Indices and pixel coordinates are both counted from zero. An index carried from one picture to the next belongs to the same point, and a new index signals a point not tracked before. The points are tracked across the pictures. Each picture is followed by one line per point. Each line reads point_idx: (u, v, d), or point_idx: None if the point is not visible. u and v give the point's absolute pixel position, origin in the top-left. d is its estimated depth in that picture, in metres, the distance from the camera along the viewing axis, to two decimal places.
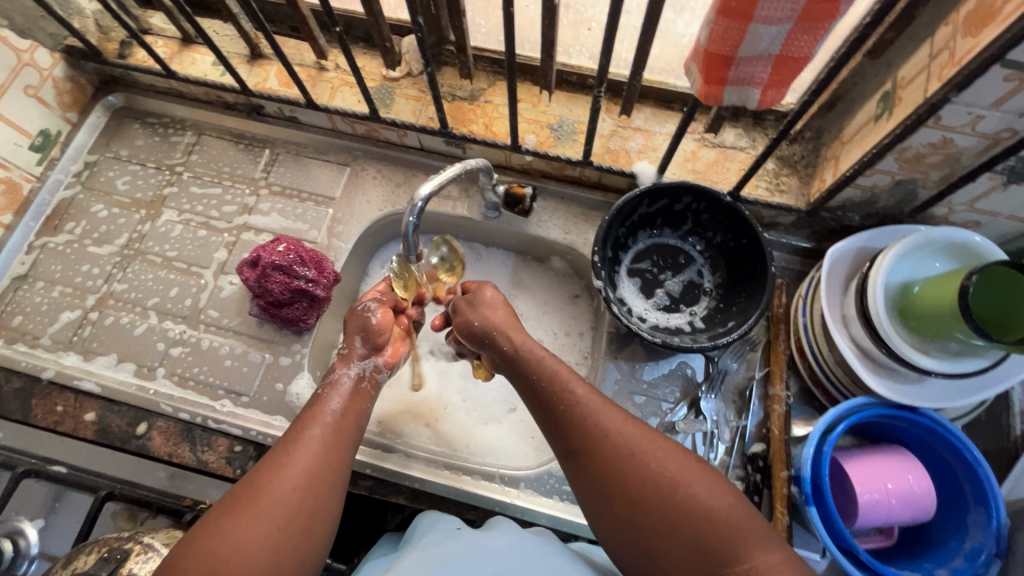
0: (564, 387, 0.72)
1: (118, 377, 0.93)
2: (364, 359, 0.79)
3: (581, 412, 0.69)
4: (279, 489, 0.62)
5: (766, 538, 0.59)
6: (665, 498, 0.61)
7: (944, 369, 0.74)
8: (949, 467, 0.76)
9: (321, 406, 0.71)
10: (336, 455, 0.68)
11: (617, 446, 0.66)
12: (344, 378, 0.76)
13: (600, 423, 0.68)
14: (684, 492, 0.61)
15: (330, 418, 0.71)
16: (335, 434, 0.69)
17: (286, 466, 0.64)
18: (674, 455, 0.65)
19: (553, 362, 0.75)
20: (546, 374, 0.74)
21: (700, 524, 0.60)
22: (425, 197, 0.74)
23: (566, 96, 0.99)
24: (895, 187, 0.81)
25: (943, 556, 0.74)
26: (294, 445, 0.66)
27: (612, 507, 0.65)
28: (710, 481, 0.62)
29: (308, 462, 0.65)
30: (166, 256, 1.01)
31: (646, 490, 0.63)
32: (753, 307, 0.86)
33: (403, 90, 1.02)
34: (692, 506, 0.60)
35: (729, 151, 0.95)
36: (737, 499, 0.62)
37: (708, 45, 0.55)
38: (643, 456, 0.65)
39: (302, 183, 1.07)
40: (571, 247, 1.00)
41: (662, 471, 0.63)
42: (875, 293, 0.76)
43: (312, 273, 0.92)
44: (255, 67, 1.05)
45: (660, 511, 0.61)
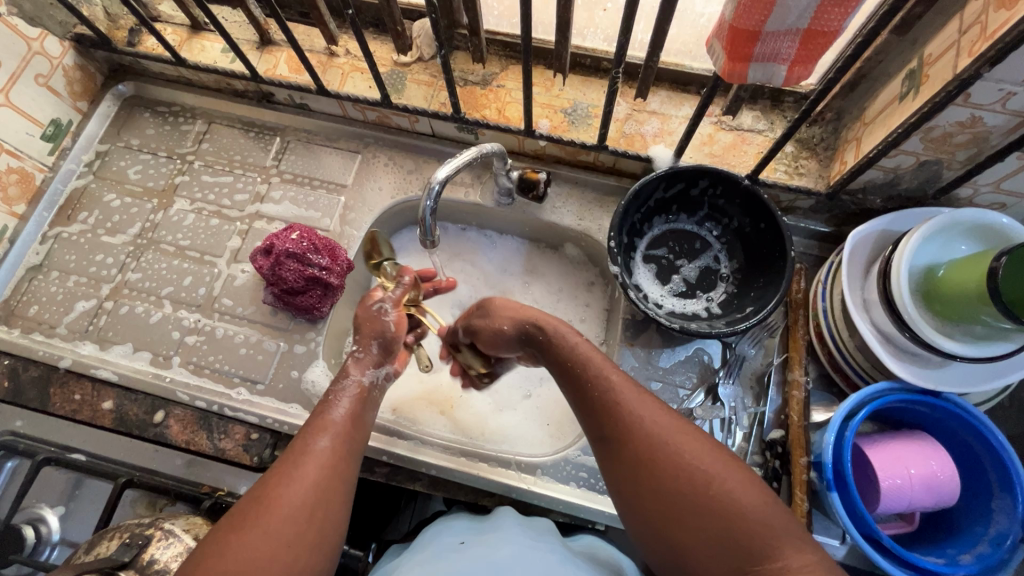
0: (597, 375, 0.69)
1: (135, 366, 0.93)
2: (377, 366, 0.78)
3: (614, 400, 0.67)
4: (286, 499, 0.61)
5: (801, 540, 0.57)
6: (695, 493, 0.60)
7: (970, 353, 0.72)
8: (973, 452, 0.75)
9: (327, 413, 0.70)
10: (344, 464, 0.67)
11: (649, 437, 0.64)
12: (354, 384, 0.75)
13: (633, 414, 0.66)
14: (715, 487, 0.60)
15: (338, 425, 0.70)
16: (343, 442, 0.69)
17: (292, 474, 0.63)
18: (708, 449, 0.63)
19: (586, 351, 0.72)
20: (577, 361, 0.71)
21: (729, 520, 0.58)
22: (441, 180, 0.74)
23: (580, 79, 0.98)
24: (919, 168, 0.79)
25: (967, 542, 0.73)
26: (303, 451, 0.66)
27: (640, 500, 0.63)
28: (743, 477, 0.60)
29: (316, 471, 0.64)
30: (179, 245, 1.01)
31: (676, 482, 0.61)
32: (771, 291, 0.85)
33: (414, 75, 1.01)
34: (723, 503, 0.59)
35: (746, 134, 0.94)
36: (769, 497, 0.59)
37: (733, 20, 0.54)
38: (676, 448, 0.63)
39: (313, 170, 1.06)
40: (586, 234, 0.99)
41: (694, 466, 0.61)
42: (899, 277, 0.75)
43: (326, 261, 0.92)
44: (265, 53, 1.04)
45: (690, 506, 0.60)
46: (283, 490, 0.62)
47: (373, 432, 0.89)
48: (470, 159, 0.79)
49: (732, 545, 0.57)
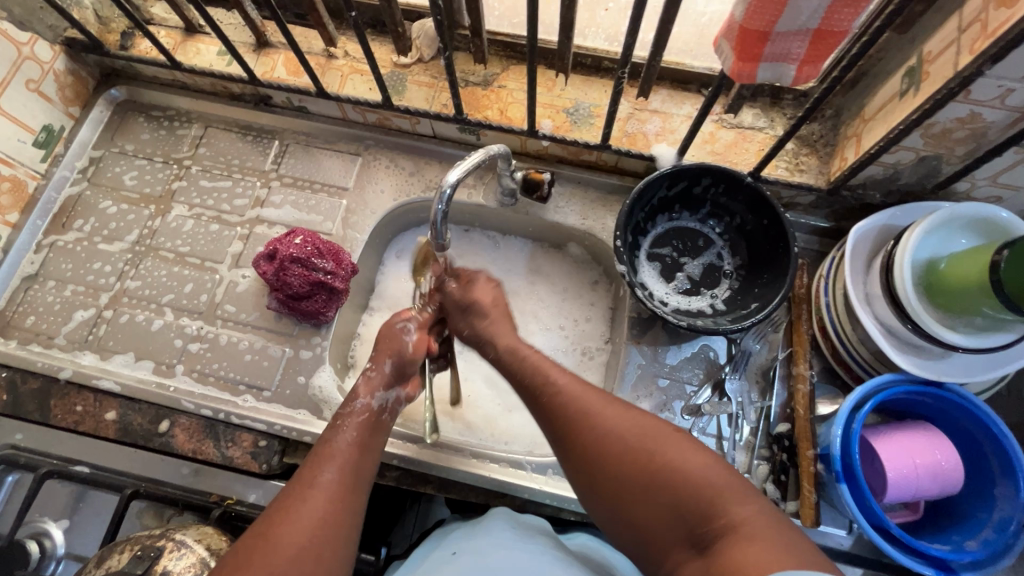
0: (543, 380, 0.72)
1: (137, 375, 0.91)
2: (386, 390, 0.75)
3: (560, 398, 0.69)
4: (289, 534, 0.58)
5: (746, 494, 0.56)
6: (638, 469, 0.61)
7: (972, 345, 0.74)
8: (975, 441, 0.77)
9: (333, 442, 0.68)
10: (351, 498, 0.64)
11: (595, 429, 0.65)
12: (363, 407, 0.72)
13: (578, 407, 0.68)
14: (655, 457, 0.60)
15: (344, 455, 0.67)
16: (350, 475, 0.66)
17: (299, 505, 0.60)
18: (649, 423, 0.64)
19: (538, 357, 0.75)
20: (526, 374, 0.74)
21: (674, 485, 0.58)
22: (453, 183, 0.73)
23: (581, 79, 0.98)
24: (918, 163, 0.80)
25: (971, 528, 0.75)
26: (306, 480, 0.63)
27: (599, 490, 0.64)
28: (682, 445, 0.61)
29: (321, 506, 0.61)
30: (179, 251, 1.00)
31: (622, 462, 0.62)
32: (776, 287, 0.86)
33: (414, 76, 1.00)
34: (666, 472, 0.59)
35: (747, 132, 0.95)
36: (709, 457, 0.59)
37: (743, 20, 0.55)
38: (617, 431, 0.64)
39: (313, 174, 1.05)
40: (590, 233, 1.00)
41: (634, 444, 0.62)
42: (902, 271, 0.76)
43: (330, 266, 0.91)
44: (262, 56, 1.03)
45: (636, 484, 0.60)
46: (286, 525, 0.59)
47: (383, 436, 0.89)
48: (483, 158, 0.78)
49: (682, 515, 0.57)
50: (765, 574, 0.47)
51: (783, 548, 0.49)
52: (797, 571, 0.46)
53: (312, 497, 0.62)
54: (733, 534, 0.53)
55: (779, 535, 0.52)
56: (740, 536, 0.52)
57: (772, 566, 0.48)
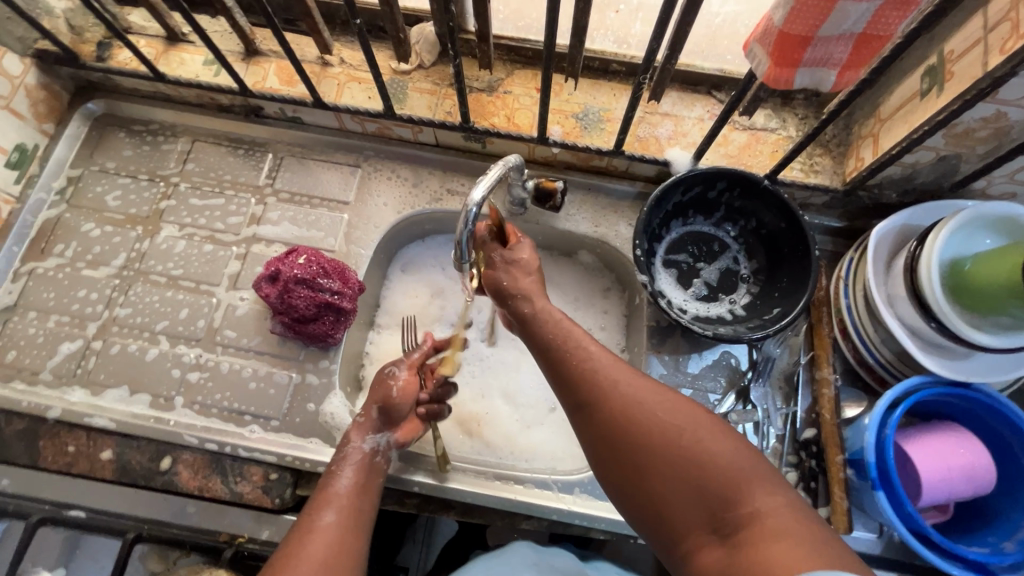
0: (575, 346, 0.68)
1: (134, 410, 0.86)
2: (376, 433, 0.77)
3: (587, 364, 0.65)
4: (296, 572, 0.58)
5: (776, 487, 0.52)
6: (661, 445, 0.56)
7: (1001, 345, 0.74)
8: (1004, 441, 0.77)
9: (332, 487, 0.70)
10: (352, 538, 0.65)
11: (618, 397, 0.61)
12: (356, 452, 0.74)
13: (603, 376, 0.64)
14: (679, 435, 0.56)
15: (342, 499, 0.69)
16: (349, 517, 0.67)
17: (305, 546, 0.62)
18: (676, 401, 0.60)
19: (568, 325, 0.71)
20: (556, 341, 0.70)
21: (696, 467, 0.54)
22: (479, 202, 0.69)
23: (589, 83, 0.95)
24: (937, 163, 0.80)
25: (1005, 528, 0.75)
26: (308, 528, 0.64)
27: (615, 463, 0.59)
28: (712, 426, 0.56)
29: (322, 548, 0.62)
30: (172, 274, 0.94)
31: (643, 437, 0.58)
32: (798, 292, 0.85)
33: (416, 83, 0.96)
34: (690, 452, 0.55)
35: (760, 133, 0.93)
36: (738, 442, 0.55)
37: (783, 26, 0.52)
38: (643, 403, 0.60)
39: (311, 188, 1.00)
40: (603, 240, 0.97)
41: (658, 419, 0.58)
42: (929, 272, 0.75)
43: (337, 285, 0.86)
44: (252, 65, 0.98)
45: (657, 461, 0.56)
46: (292, 565, 0.59)
47: (400, 463, 0.85)
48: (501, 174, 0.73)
49: (704, 498, 0.53)
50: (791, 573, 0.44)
51: (823, 549, 0.46)
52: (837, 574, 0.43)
53: (315, 539, 0.63)
54: (759, 524, 0.49)
55: (815, 533, 0.48)
56: (767, 529, 0.49)
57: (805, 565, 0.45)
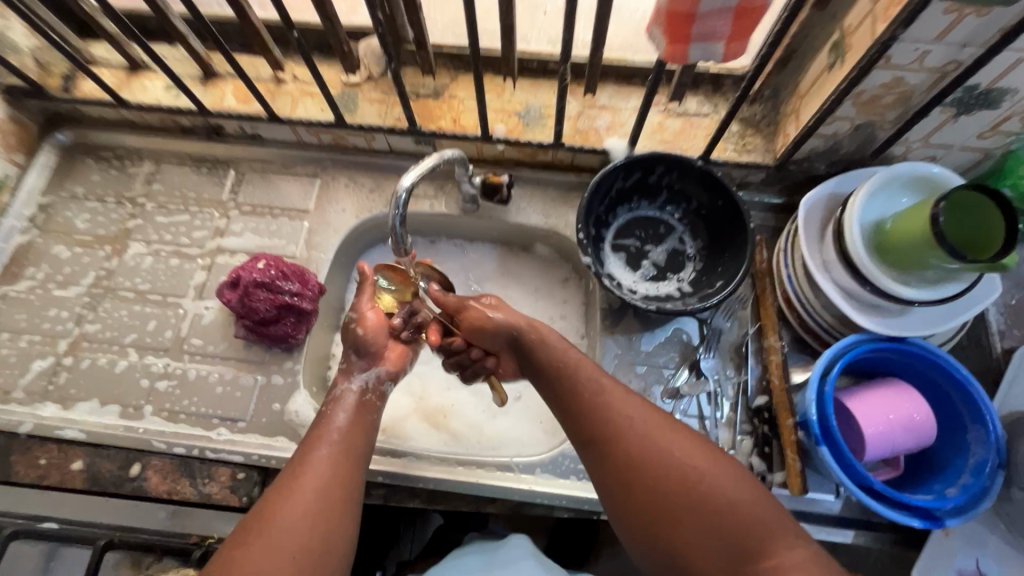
0: (586, 379, 0.74)
1: (104, 421, 0.88)
2: (366, 371, 0.82)
3: (611, 409, 0.72)
4: (286, 507, 0.66)
5: (795, 537, 0.63)
6: (683, 489, 0.66)
7: (926, 298, 0.77)
8: (943, 391, 0.80)
9: (326, 424, 0.75)
10: (345, 470, 0.71)
11: (639, 439, 0.69)
12: (347, 394, 0.79)
13: (622, 414, 0.71)
14: (700, 479, 0.66)
15: (336, 434, 0.74)
16: (342, 449, 0.73)
17: (299, 486, 0.67)
18: (693, 441, 0.69)
19: (579, 358, 0.76)
20: (576, 379, 0.74)
21: (716, 511, 0.64)
22: (407, 186, 0.74)
23: (529, 83, 1.00)
24: (854, 132, 0.84)
25: (950, 475, 0.77)
26: (302, 462, 0.70)
27: (636, 500, 0.68)
28: (726, 468, 0.67)
29: (317, 481, 0.69)
30: (139, 289, 0.98)
31: (665, 480, 0.67)
32: (737, 264, 0.88)
33: (366, 93, 1.01)
34: (710, 495, 0.65)
35: (694, 118, 0.98)
36: (752, 487, 0.66)
37: (669, 5, 0.57)
38: (666, 446, 0.68)
39: (272, 199, 1.04)
40: (554, 231, 1.01)
41: (680, 462, 0.67)
42: (852, 234, 0.79)
43: (296, 287, 0.90)
44: (210, 87, 1.03)
45: (682, 506, 0.65)
46: (282, 504, 0.66)
47: None
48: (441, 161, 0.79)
49: (724, 541, 0.63)
50: None
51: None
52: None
53: (312, 475, 0.69)
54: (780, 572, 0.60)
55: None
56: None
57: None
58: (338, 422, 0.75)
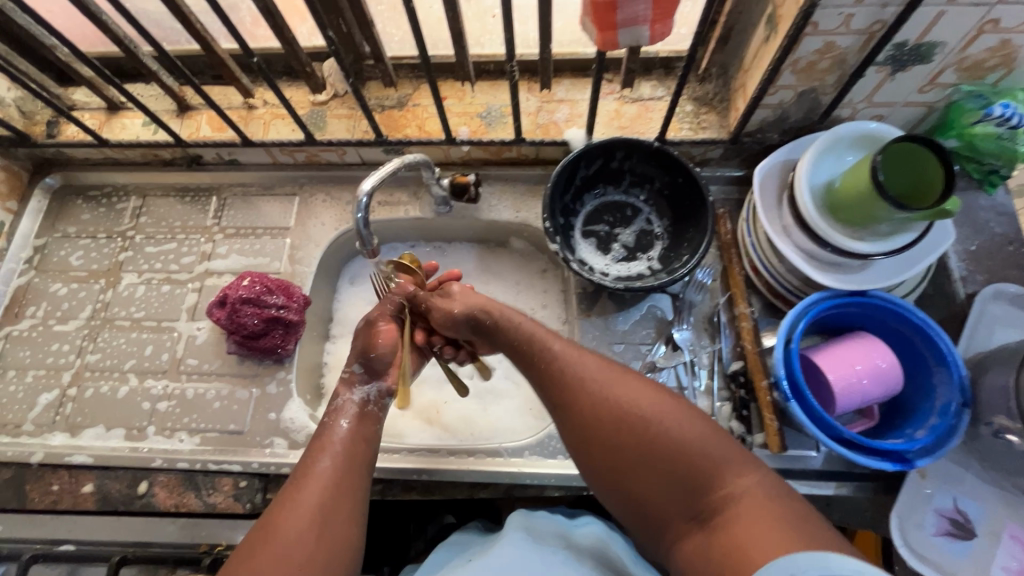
0: (541, 347, 0.75)
1: (110, 444, 0.92)
2: (366, 380, 0.81)
3: (559, 366, 0.72)
4: (288, 521, 0.64)
5: (747, 466, 0.61)
6: (636, 434, 0.65)
7: (881, 250, 0.80)
8: (906, 339, 0.83)
9: (327, 435, 0.73)
10: (347, 481, 0.70)
11: (589, 394, 0.69)
12: (347, 403, 0.78)
13: (574, 374, 0.71)
14: (651, 424, 0.65)
15: (337, 445, 0.73)
16: (343, 460, 0.71)
17: (297, 498, 0.66)
18: (647, 387, 0.68)
19: (532, 328, 0.78)
20: (524, 344, 0.76)
21: (668, 452, 0.63)
22: (367, 191, 0.80)
23: (488, 84, 1.04)
24: (799, 99, 0.87)
25: (920, 419, 0.80)
26: (304, 473, 0.69)
27: (597, 455, 0.67)
28: (678, 410, 0.65)
29: (319, 494, 0.67)
30: (135, 317, 1.02)
31: (619, 430, 0.66)
32: (700, 237, 0.91)
33: (333, 110, 1.05)
34: (663, 439, 0.63)
35: (648, 103, 1.01)
36: (705, 426, 0.64)
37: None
38: (618, 397, 0.68)
39: (254, 220, 1.08)
40: (526, 224, 1.04)
41: (632, 410, 0.66)
42: (804, 196, 0.82)
43: (282, 300, 0.94)
44: (186, 119, 1.08)
45: (635, 452, 0.64)
46: (279, 518, 0.65)
47: None
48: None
49: (679, 482, 0.62)
50: (763, 552, 0.53)
51: (783, 519, 0.55)
52: (797, 546, 0.52)
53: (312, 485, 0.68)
54: (733, 504, 0.59)
55: (784, 510, 0.57)
56: (741, 509, 0.58)
57: (775, 536, 0.54)
58: (335, 447, 0.72)
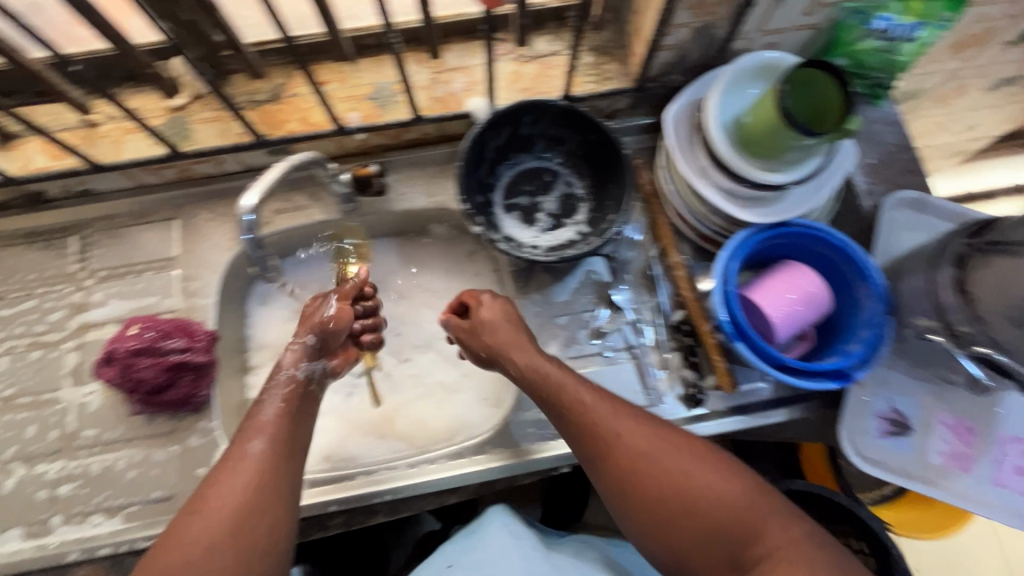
0: (575, 401, 0.70)
1: (7, 549, 0.78)
2: (308, 361, 0.74)
3: (592, 420, 0.68)
4: (222, 494, 0.59)
5: (789, 515, 0.62)
6: (673, 493, 0.63)
7: (795, 178, 0.81)
8: (832, 262, 0.85)
9: (259, 415, 0.66)
10: (283, 462, 0.63)
11: (626, 449, 0.66)
12: (288, 378, 0.71)
13: (603, 430, 0.68)
14: (690, 483, 0.63)
15: (271, 425, 0.65)
16: (277, 442, 0.64)
17: (219, 486, 0.60)
18: (689, 450, 0.66)
19: (560, 377, 0.72)
20: (552, 396, 0.71)
21: (709, 524, 0.62)
22: (252, 208, 0.71)
23: (371, 61, 0.94)
24: (697, 36, 0.85)
25: (851, 334, 0.83)
26: (225, 470, 0.61)
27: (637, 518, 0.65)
28: (717, 470, 0.64)
29: (253, 476, 0.61)
30: (4, 396, 0.86)
31: (659, 487, 0.64)
32: (621, 193, 0.89)
33: (197, 114, 0.91)
34: (710, 518, 0.62)
35: (547, 59, 0.95)
36: (740, 476, 0.64)
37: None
38: (653, 453, 0.65)
39: (130, 256, 0.93)
40: (443, 207, 0.98)
41: (666, 468, 0.64)
42: (715, 135, 0.81)
43: (183, 343, 0.84)
44: (12, 151, 0.89)
45: (677, 504, 0.63)
46: (193, 512, 0.58)
47: (314, 488, 0.84)
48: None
49: (720, 534, 0.61)
50: None
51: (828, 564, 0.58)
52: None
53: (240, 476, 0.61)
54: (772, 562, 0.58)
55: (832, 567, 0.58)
56: (786, 563, 0.58)
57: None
58: (262, 434, 0.64)
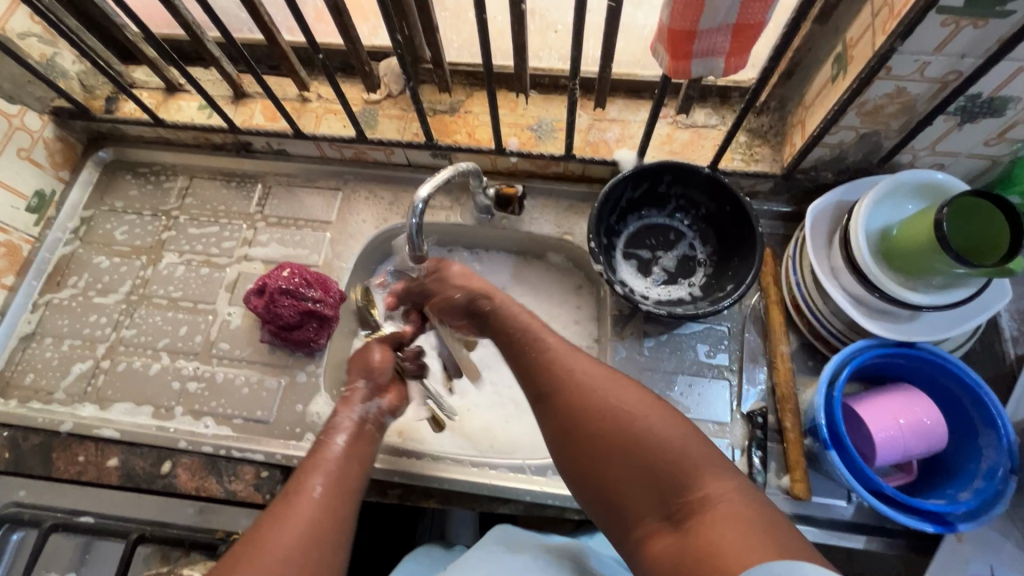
0: (598, 382, 0.49)
1: None
2: (367, 399, 0.58)
3: (619, 411, 0.46)
4: (275, 535, 0.44)
5: (746, 507, 0.40)
6: (613, 435, 0.46)
7: None
8: None
9: (323, 448, 0.52)
10: (333, 533, 0.46)
11: (612, 414, 0.46)
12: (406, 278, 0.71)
13: (553, 363, 0.52)
14: (628, 417, 0.46)
15: (335, 466, 0.51)
16: (341, 485, 0.49)
17: (273, 526, 0.44)
18: (634, 397, 0.47)
19: (514, 308, 0.57)
20: (564, 378, 0.50)
21: (649, 466, 0.44)
22: (699, 284, 0.73)
23: None
24: None
25: None
26: (331, 419, 0.56)
27: (567, 454, 0.49)
28: (666, 409, 0.46)
29: (299, 530, 0.44)
30: None
31: (587, 419, 0.47)
32: None
33: None
34: (610, 425, 0.46)
35: None
36: (694, 427, 0.45)
37: (668, 20, 0.45)
38: (593, 394, 0.48)
39: None
40: None
41: (594, 402, 0.48)
42: None
43: None
44: None
45: (580, 421, 0.48)
46: (308, 474, 0.49)
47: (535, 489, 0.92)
48: (847, 309, 0.62)
49: (633, 463, 0.44)
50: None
51: (765, 534, 0.37)
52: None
53: (375, 444, 0.56)
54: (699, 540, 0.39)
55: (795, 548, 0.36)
56: (714, 516, 0.40)
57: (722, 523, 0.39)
58: (393, 409, 0.59)
